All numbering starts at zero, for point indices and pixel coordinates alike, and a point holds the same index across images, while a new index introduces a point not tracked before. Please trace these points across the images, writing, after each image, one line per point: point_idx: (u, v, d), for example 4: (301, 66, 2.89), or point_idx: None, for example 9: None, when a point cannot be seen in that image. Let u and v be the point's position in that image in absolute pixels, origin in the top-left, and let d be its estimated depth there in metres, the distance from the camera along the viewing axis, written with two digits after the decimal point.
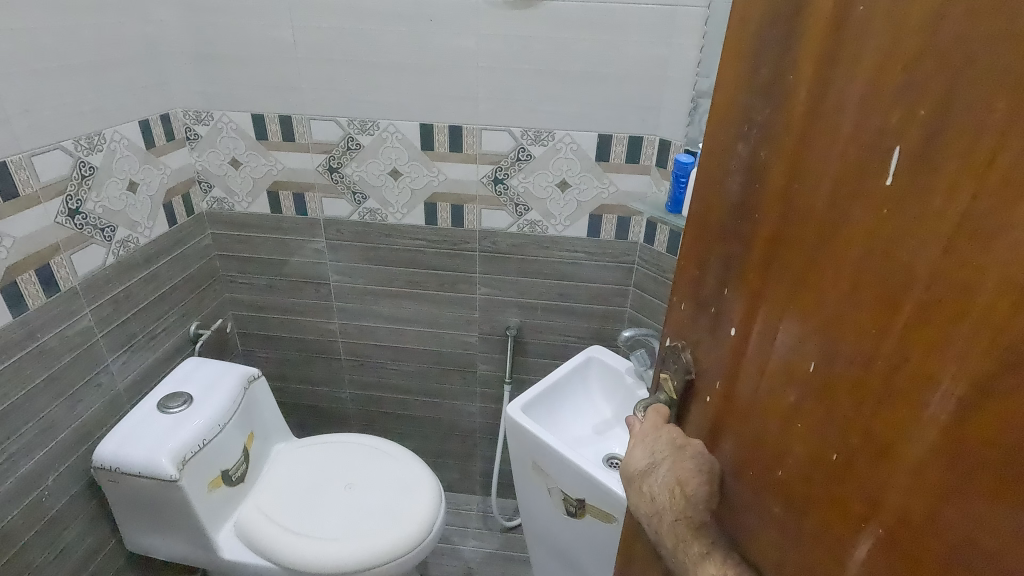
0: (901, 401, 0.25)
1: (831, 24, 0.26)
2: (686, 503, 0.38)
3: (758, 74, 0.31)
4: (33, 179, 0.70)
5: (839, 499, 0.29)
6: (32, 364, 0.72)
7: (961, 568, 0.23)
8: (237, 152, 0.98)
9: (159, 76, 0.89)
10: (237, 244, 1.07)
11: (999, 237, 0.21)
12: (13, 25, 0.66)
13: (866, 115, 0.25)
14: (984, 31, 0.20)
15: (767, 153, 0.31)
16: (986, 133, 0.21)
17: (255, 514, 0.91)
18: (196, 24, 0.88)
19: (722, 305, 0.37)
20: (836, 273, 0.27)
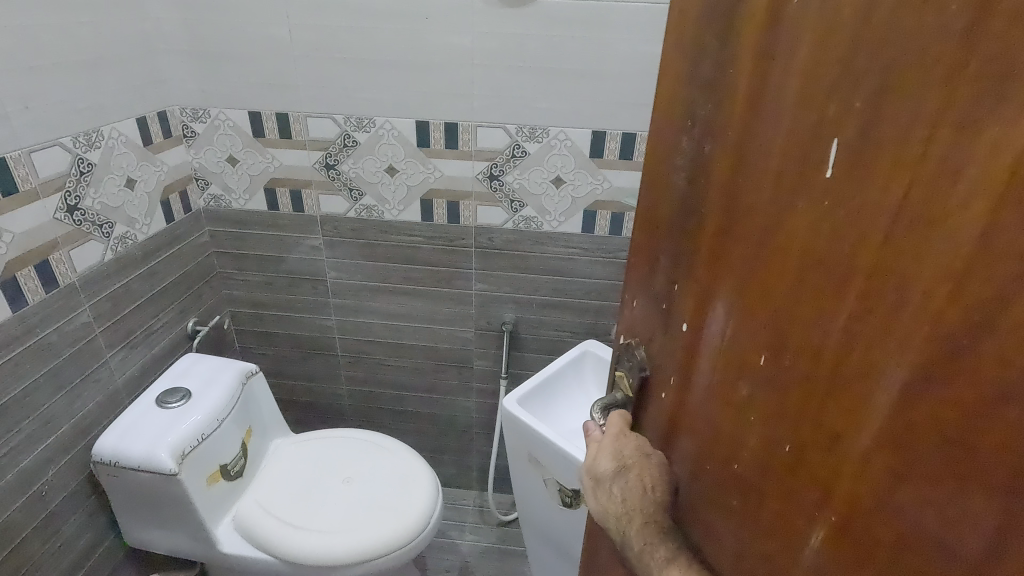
0: (849, 391, 0.26)
1: (770, 17, 0.26)
2: (654, 508, 0.40)
3: (700, 68, 0.31)
4: (33, 176, 0.71)
5: (796, 489, 0.30)
6: (32, 359, 0.72)
7: (910, 551, 0.25)
8: (234, 149, 0.99)
9: (156, 73, 0.90)
10: (235, 241, 1.08)
11: (933, 232, 0.21)
12: (13, 23, 0.67)
13: (804, 108, 0.25)
14: (911, 21, 0.21)
15: (711, 149, 0.32)
16: (918, 127, 0.21)
17: (253, 508, 0.92)
18: (192, 22, 0.89)
19: (672, 302, 0.38)
20: (783, 267, 0.28)
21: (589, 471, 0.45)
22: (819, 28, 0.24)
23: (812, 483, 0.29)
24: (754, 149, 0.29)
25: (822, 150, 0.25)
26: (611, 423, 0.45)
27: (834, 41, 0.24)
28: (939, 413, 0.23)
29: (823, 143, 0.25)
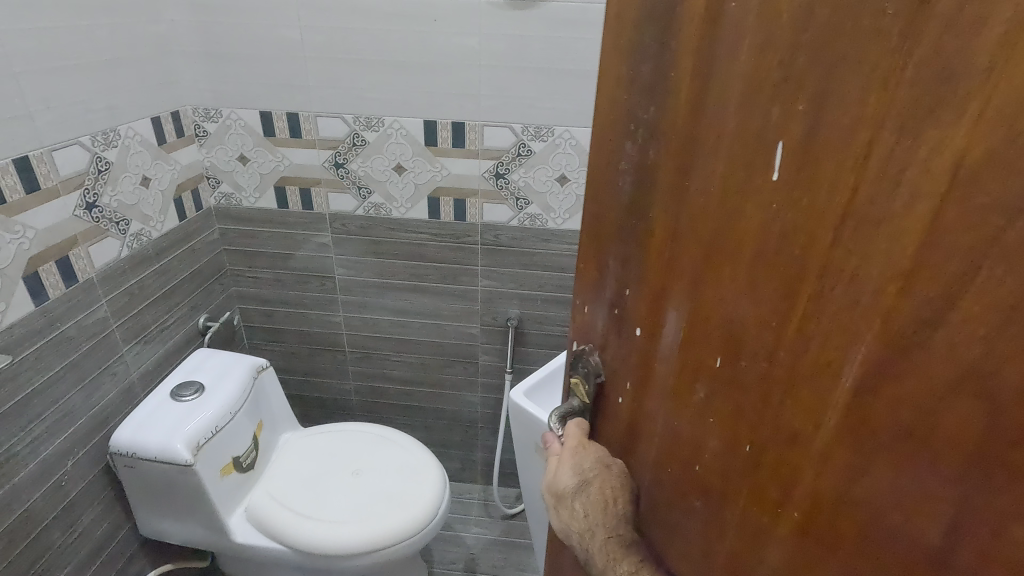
0: (806, 387, 0.27)
1: (709, 22, 0.28)
2: (618, 521, 0.42)
3: (641, 72, 0.33)
4: (54, 173, 0.73)
5: (761, 485, 0.31)
6: (53, 352, 0.74)
7: (873, 542, 0.26)
8: (245, 148, 1.01)
9: (169, 74, 0.92)
10: (243, 239, 1.10)
11: (876, 233, 0.22)
12: (36, 25, 0.69)
13: (750, 112, 0.27)
14: (847, 28, 0.22)
15: (657, 153, 0.33)
16: (858, 129, 0.22)
17: (265, 499, 0.94)
18: (205, 24, 0.91)
19: (625, 305, 0.40)
20: (738, 269, 0.29)
21: (551, 487, 0.47)
22: (758, 35, 0.25)
23: (774, 479, 0.30)
24: (701, 156, 0.30)
25: (768, 155, 0.26)
26: (569, 435, 0.47)
27: (775, 48, 0.25)
28: (889, 407, 0.23)
29: (770, 148, 0.26)
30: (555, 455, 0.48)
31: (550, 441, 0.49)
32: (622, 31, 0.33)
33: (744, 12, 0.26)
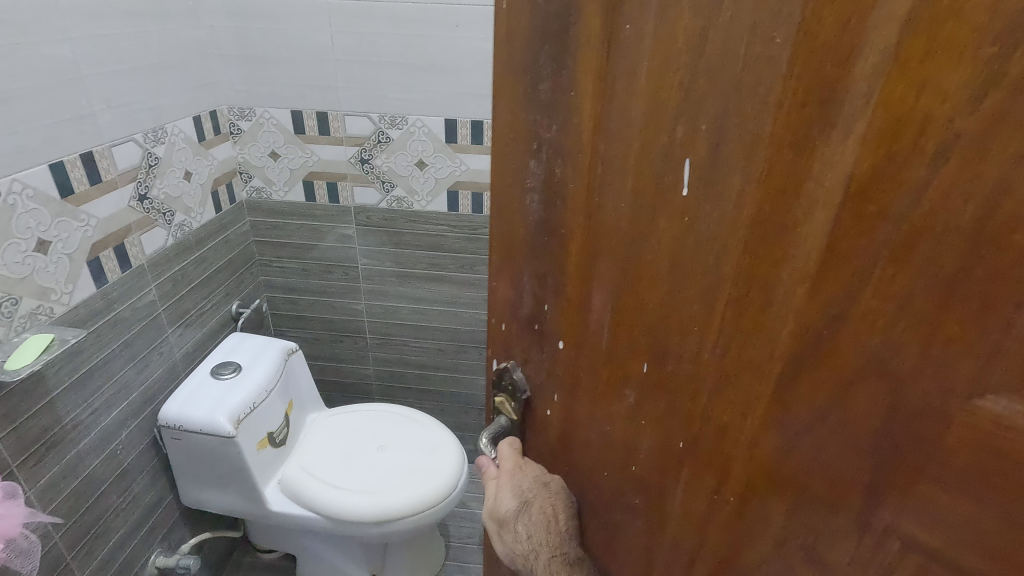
0: (731, 380, 0.32)
1: (607, 41, 0.32)
2: (562, 540, 0.49)
3: (539, 89, 0.37)
4: (113, 167, 0.80)
5: (703, 467, 0.36)
6: (109, 331, 0.81)
7: (796, 506, 0.31)
8: (276, 145, 1.08)
9: (207, 76, 0.99)
10: (270, 229, 1.17)
11: (780, 235, 0.27)
12: (101, 31, 0.76)
13: (653, 131, 0.31)
14: (738, 57, 0.27)
15: (562, 171, 0.38)
16: (760, 146, 0.27)
17: (297, 472, 1.01)
18: (241, 29, 0.98)
19: (542, 320, 0.45)
20: (651, 283, 0.35)
21: (492, 512, 0.52)
22: (657, 55, 0.30)
23: (711, 469, 0.35)
24: (608, 180, 0.35)
25: (677, 167, 0.31)
26: (506, 458, 0.53)
27: (676, 66, 0.29)
28: (808, 396, 0.29)
29: (680, 162, 0.30)
30: (492, 479, 0.54)
31: (484, 464, 0.55)
32: (524, 45, 0.37)
33: (640, 31, 0.30)
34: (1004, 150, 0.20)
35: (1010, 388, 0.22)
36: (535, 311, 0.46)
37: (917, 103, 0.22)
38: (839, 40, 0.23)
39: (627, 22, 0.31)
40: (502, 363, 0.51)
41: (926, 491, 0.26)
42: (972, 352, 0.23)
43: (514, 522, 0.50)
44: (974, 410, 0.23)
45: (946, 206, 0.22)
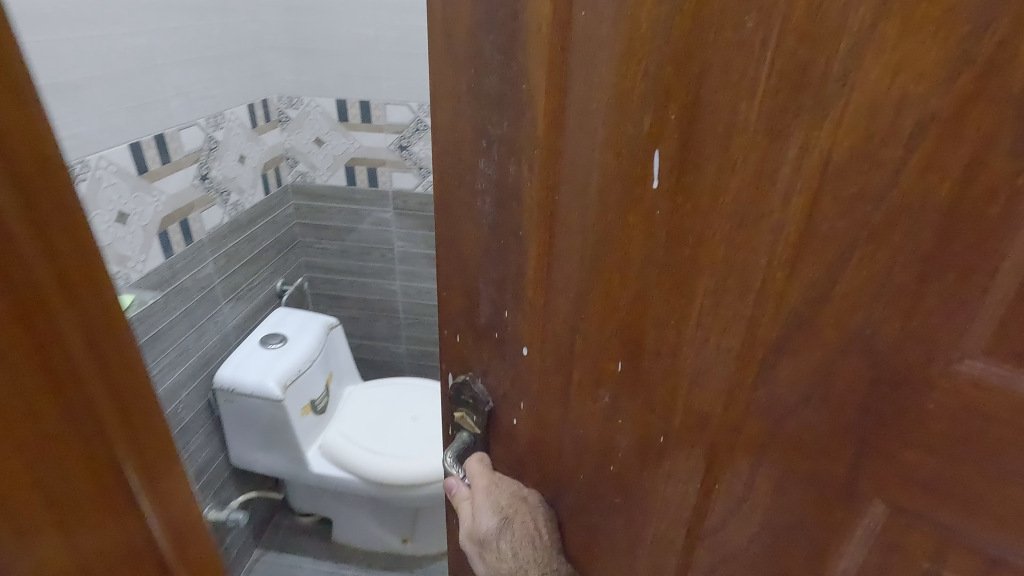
0: (714, 338, 0.40)
1: (560, 29, 0.35)
2: (545, 555, 0.57)
3: (484, 83, 0.39)
4: (180, 148, 0.95)
5: (697, 413, 0.43)
6: (174, 300, 0.94)
7: (771, 434, 0.40)
8: (321, 132, 1.21)
9: (259, 66, 1.12)
10: (309, 211, 1.28)
11: (749, 210, 0.35)
12: (174, 25, 0.91)
13: (617, 117, 0.36)
14: (700, 54, 0.32)
15: (516, 168, 0.41)
16: (734, 135, 0.34)
17: (341, 442, 1.08)
18: (293, 24, 1.11)
19: (504, 327, 0.49)
20: (628, 261, 0.41)
21: (473, 531, 0.57)
22: (622, 39, 0.34)
23: (701, 411, 0.43)
24: (571, 173, 0.40)
25: (648, 159, 0.37)
26: (479, 477, 0.58)
27: (640, 55, 0.34)
28: (806, 359, 0.37)
29: (648, 155, 0.37)
30: (465, 499, 0.58)
31: (454, 486, 0.59)
32: (467, 35, 0.38)
33: (595, 19, 0.34)
34: (975, 128, 0.28)
35: (984, 355, 0.32)
36: (494, 319, 0.50)
37: (894, 83, 0.28)
38: (811, 28, 0.29)
39: (582, 9, 0.34)
40: (460, 376, 0.55)
41: (911, 458, 0.36)
42: (951, 323, 0.32)
43: (498, 542, 0.56)
44: (954, 373, 0.33)
45: (922, 188, 0.30)
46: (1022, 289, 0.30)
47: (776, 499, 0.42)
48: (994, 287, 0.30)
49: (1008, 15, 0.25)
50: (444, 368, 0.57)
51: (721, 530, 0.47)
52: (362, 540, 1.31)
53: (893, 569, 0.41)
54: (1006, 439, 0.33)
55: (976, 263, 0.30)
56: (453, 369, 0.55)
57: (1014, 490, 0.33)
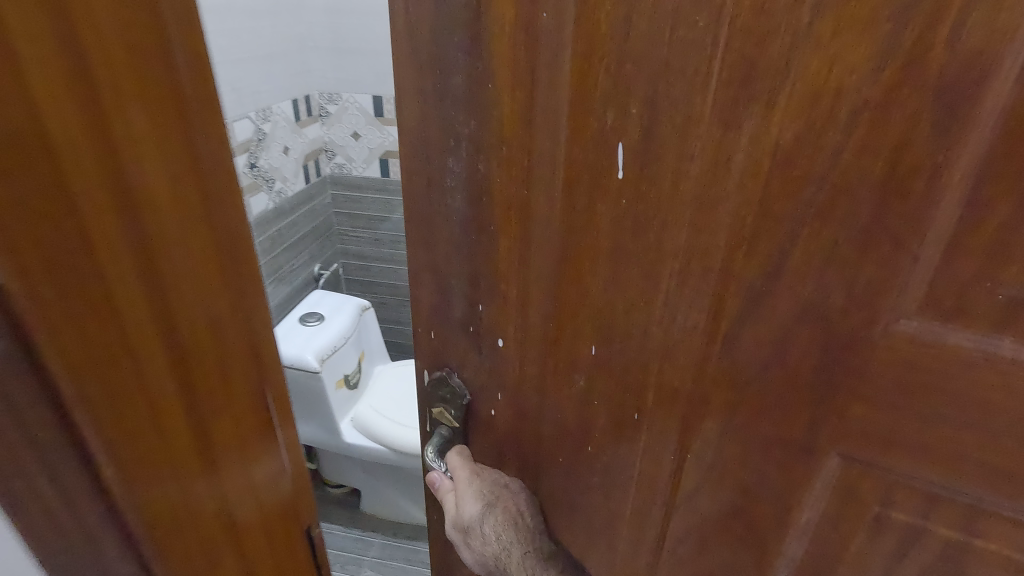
0: (680, 318, 0.42)
1: (523, 31, 0.38)
2: (529, 537, 0.60)
3: (454, 84, 0.42)
4: (232, 140, 1.04)
5: (668, 391, 0.45)
6: None
7: (734, 401, 0.43)
8: (358, 126, 1.38)
9: (304, 65, 1.28)
10: (349, 203, 1.45)
11: (709, 196, 0.37)
12: (237, 27, 1.04)
13: (580, 109, 0.38)
14: (657, 50, 0.34)
15: (486, 164, 0.44)
16: (693, 124, 0.35)
17: (370, 414, 1.17)
18: (336, 26, 1.27)
19: (478, 320, 0.52)
20: (595, 248, 0.43)
21: (458, 519, 0.60)
22: (582, 37, 0.36)
23: (668, 389, 0.45)
24: (540, 164, 0.42)
25: (613, 150, 0.39)
26: (462, 469, 0.60)
27: (601, 52, 0.36)
28: (762, 332, 0.39)
29: (614, 147, 0.38)
30: (449, 490, 0.61)
31: (438, 480, 0.61)
32: (433, 41, 0.41)
33: (555, 21, 0.37)
34: (905, 108, 0.30)
35: (917, 313, 0.34)
36: (469, 313, 0.53)
37: (831, 73, 0.31)
38: (758, 20, 0.31)
39: (544, 11, 0.37)
40: (438, 372, 0.58)
41: (860, 411, 0.38)
42: (891, 288, 0.34)
43: (482, 527, 0.60)
44: (893, 332, 0.35)
45: (861, 168, 0.32)
46: (947, 253, 0.32)
47: (744, 464, 0.45)
48: (927, 252, 0.32)
49: (925, 10, 0.27)
50: (421, 366, 0.59)
51: (694, 498, 0.49)
52: (388, 510, 1.45)
53: (851, 525, 0.43)
54: (933, 383, 0.35)
55: (911, 233, 0.32)
56: (430, 365, 0.58)
57: (956, 434, 0.36)
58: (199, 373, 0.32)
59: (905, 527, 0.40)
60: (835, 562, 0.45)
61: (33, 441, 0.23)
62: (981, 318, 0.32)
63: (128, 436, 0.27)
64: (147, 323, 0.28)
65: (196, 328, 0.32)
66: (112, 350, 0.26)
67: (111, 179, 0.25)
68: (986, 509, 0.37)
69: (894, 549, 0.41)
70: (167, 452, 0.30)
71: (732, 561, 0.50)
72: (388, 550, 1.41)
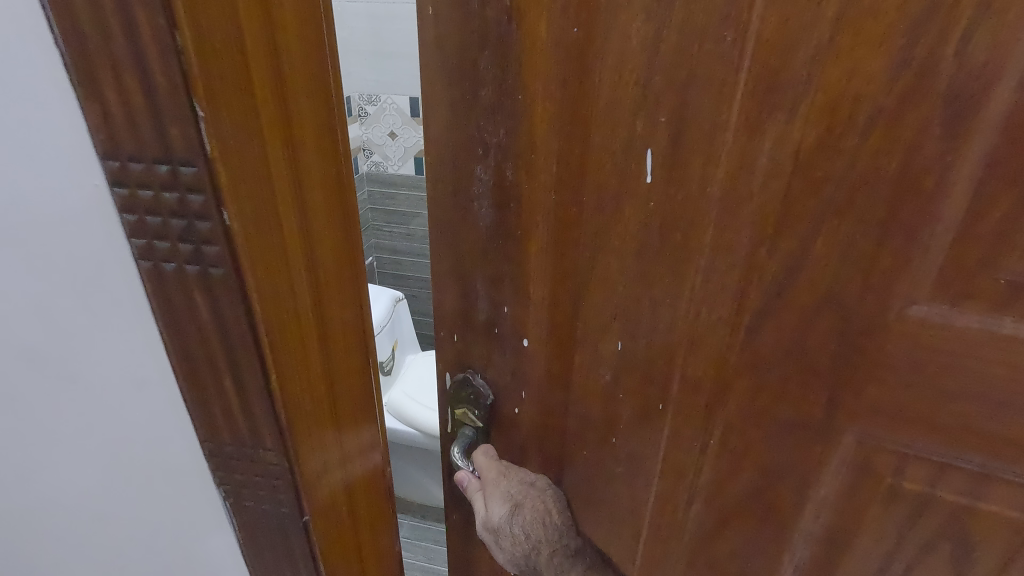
0: (705, 313, 0.44)
1: (552, 46, 0.40)
2: (556, 535, 0.61)
3: (482, 96, 0.44)
4: None
5: (693, 381, 0.48)
6: None
7: (756, 388, 0.45)
8: (394, 126, 1.74)
9: (348, 69, 1.66)
10: (388, 202, 1.83)
11: (733, 198, 0.39)
12: None
13: (608, 119, 0.41)
14: (684, 63, 0.37)
15: (513, 172, 0.46)
16: (717, 132, 0.38)
17: (404, 400, 1.40)
18: (377, 38, 1.63)
19: (502, 321, 0.54)
20: (623, 249, 0.45)
21: (486, 521, 0.59)
22: (612, 51, 0.39)
23: (693, 378, 0.48)
24: (567, 171, 0.44)
25: (641, 157, 0.41)
26: (489, 469, 0.59)
27: (631, 65, 0.38)
28: (784, 323, 0.42)
29: (642, 153, 0.41)
30: (476, 491, 0.60)
31: (463, 481, 0.60)
32: (463, 56, 0.43)
33: (584, 36, 0.39)
34: (914, 115, 0.33)
35: (929, 299, 0.37)
36: (493, 315, 0.54)
37: (850, 83, 0.33)
38: (780, 35, 0.34)
39: (574, 27, 0.39)
40: (461, 374, 0.59)
41: (875, 392, 0.42)
42: (905, 274, 0.37)
43: (510, 527, 0.59)
44: (905, 318, 0.38)
45: (878, 167, 0.35)
46: (953, 243, 0.35)
47: (767, 445, 0.48)
48: (934, 243, 0.36)
49: (933, 28, 0.31)
50: (442, 369, 0.60)
51: (718, 482, 0.51)
52: (419, 495, 1.56)
53: (865, 496, 0.46)
54: (941, 362, 0.39)
55: (921, 226, 0.35)
56: (453, 366, 0.59)
57: (959, 406, 0.39)
58: (335, 338, 0.42)
59: (917, 495, 0.44)
60: (853, 531, 0.48)
61: (233, 354, 0.33)
62: (987, 297, 0.36)
63: (292, 375, 0.36)
64: (298, 283, 0.36)
65: (331, 305, 0.41)
66: (279, 303, 0.34)
67: (296, 189, 0.35)
68: (993, 476, 0.41)
69: (908, 513, 0.45)
70: (307, 385, 0.38)
71: (754, 536, 0.53)
72: (414, 533, 1.54)
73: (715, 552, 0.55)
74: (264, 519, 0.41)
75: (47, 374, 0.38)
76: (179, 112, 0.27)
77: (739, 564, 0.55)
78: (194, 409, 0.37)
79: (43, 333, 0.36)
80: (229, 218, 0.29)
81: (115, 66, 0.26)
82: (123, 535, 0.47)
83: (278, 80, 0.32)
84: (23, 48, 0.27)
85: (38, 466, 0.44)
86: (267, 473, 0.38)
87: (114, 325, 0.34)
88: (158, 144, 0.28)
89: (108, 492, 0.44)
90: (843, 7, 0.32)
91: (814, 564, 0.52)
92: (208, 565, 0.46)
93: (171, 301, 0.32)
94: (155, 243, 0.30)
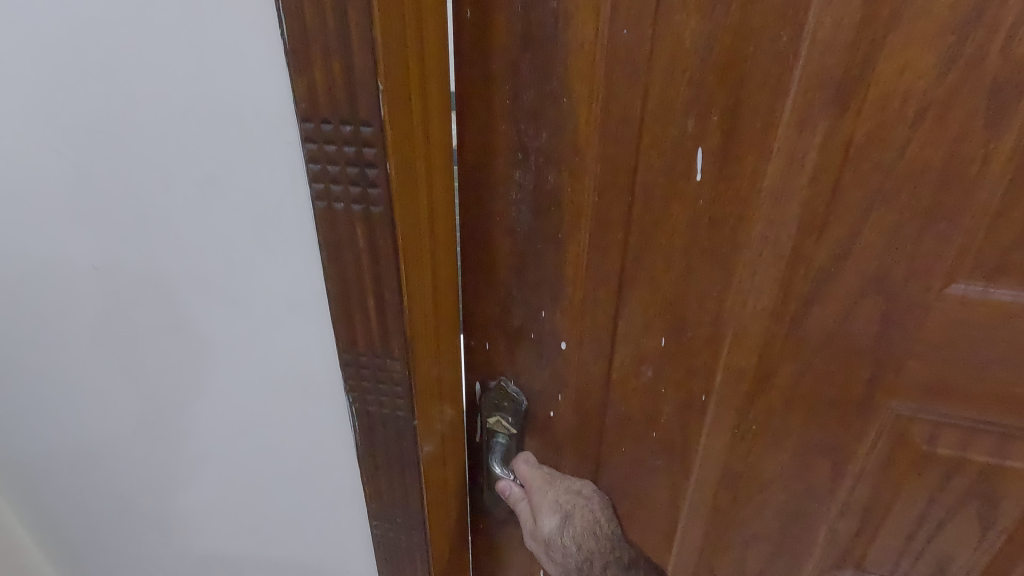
0: (745, 302, 0.46)
1: (606, 47, 0.39)
2: (608, 546, 0.58)
3: (522, 99, 0.42)
4: None
5: (739, 368, 0.49)
6: None
7: (801, 371, 0.47)
8: None
9: None
10: None
11: (781, 190, 0.41)
12: None
13: (657, 120, 0.41)
14: (739, 63, 0.37)
15: (556, 176, 0.44)
16: (768, 129, 0.39)
17: None
18: None
19: (541, 328, 0.52)
20: (671, 245, 0.45)
21: (535, 532, 0.57)
22: (667, 52, 0.38)
23: (740, 366, 0.49)
24: (613, 171, 0.43)
25: (692, 154, 0.41)
26: (534, 477, 0.58)
27: (684, 66, 0.38)
28: (831, 306, 0.44)
29: (692, 151, 0.41)
30: (521, 500, 0.58)
31: (507, 489, 0.58)
32: (502, 57, 0.41)
33: (636, 38, 0.38)
34: (959, 109, 0.35)
35: (967, 278, 0.40)
36: (528, 320, 0.52)
37: (901, 79, 0.35)
38: (836, 34, 0.35)
39: (625, 29, 0.38)
40: (492, 381, 0.56)
41: (915, 366, 0.44)
42: (945, 255, 0.40)
43: (561, 539, 0.57)
44: (945, 295, 0.41)
45: (923, 158, 0.37)
46: (989, 224, 0.38)
47: (811, 425, 0.50)
48: (970, 226, 0.39)
49: (980, 28, 0.33)
50: (469, 380, 0.57)
51: (760, 464, 0.53)
52: None
53: (899, 464, 0.49)
54: (977, 334, 0.42)
55: (959, 210, 0.38)
56: (484, 375, 0.56)
57: (992, 373, 0.43)
58: (444, 271, 0.45)
59: (948, 460, 0.48)
60: (888, 498, 0.52)
61: (379, 282, 0.38)
62: (1018, 273, 0.39)
63: (419, 300, 0.41)
64: (426, 221, 0.39)
65: (444, 241, 0.44)
66: (413, 241, 0.38)
67: (430, 136, 0.38)
68: (1019, 433, 0.45)
69: (939, 476, 0.49)
70: (426, 313, 0.43)
71: (795, 513, 0.55)
72: None
73: (752, 529, 0.58)
74: (385, 431, 0.47)
75: (213, 329, 0.45)
76: (366, 81, 0.30)
77: (777, 540, 0.58)
78: (341, 332, 0.42)
79: (214, 288, 0.43)
80: (391, 168, 0.33)
81: (322, 48, 0.30)
82: (251, 462, 0.55)
83: (422, 37, 0.34)
84: (240, 50, 0.33)
85: (192, 417, 0.52)
86: (392, 390, 0.44)
87: (291, 281, 0.42)
88: (346, 106, 0.31)
89: (255, 424, 0.51)
90: (899, 5, 0.33)
91: (850, 532, 0.55)
92: (336, 484, 0.55)
93: (338, 239, 0.37)
94: (331, 188, 0.35)
